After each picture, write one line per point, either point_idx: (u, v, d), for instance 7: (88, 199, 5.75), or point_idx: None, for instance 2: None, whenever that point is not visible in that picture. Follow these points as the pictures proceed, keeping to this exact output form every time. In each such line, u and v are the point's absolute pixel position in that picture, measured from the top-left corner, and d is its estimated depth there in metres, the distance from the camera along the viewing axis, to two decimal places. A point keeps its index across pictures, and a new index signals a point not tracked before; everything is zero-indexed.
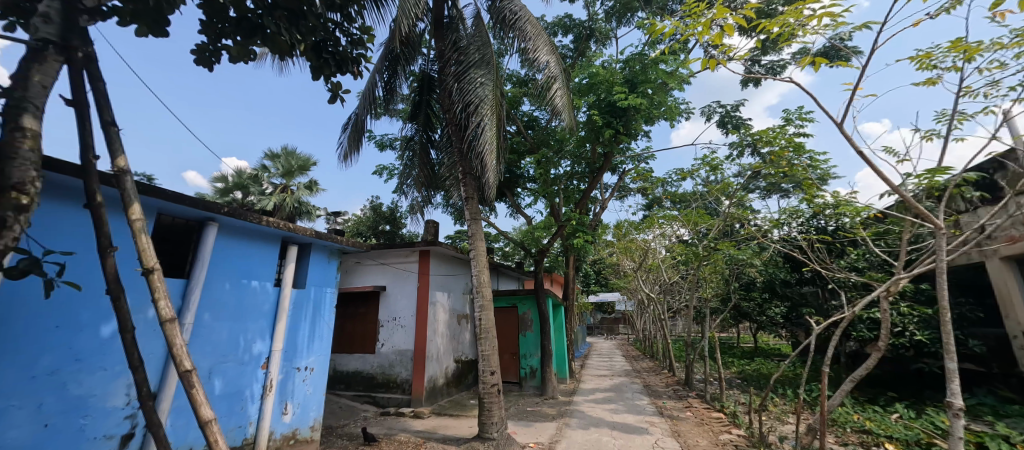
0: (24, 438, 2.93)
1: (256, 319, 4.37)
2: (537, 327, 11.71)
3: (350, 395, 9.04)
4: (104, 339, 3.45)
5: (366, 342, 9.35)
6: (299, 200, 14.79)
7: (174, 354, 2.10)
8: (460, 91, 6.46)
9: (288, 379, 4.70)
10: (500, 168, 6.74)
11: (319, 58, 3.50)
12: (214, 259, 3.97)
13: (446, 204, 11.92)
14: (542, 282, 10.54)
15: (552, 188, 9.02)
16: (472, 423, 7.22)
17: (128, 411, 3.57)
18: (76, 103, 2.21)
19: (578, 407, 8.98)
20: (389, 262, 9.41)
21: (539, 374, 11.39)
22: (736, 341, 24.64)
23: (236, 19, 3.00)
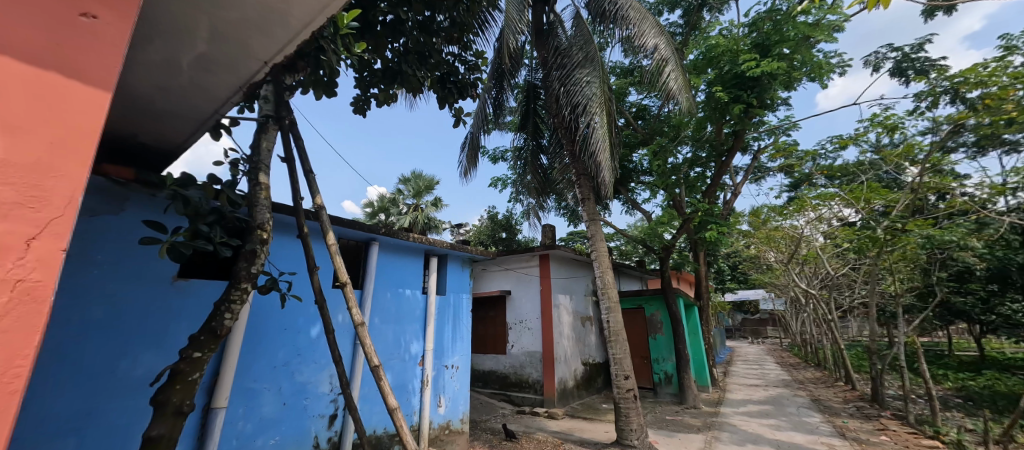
0: (268, 413, 3.64)
1: (411, 322, 5.08)
2: (669, 330, 10.93)
3: (488, 393, 9.76)
4: (313, 337, 4.11)
5: (498, 344, 10.01)
6: (428, 216, 16.76)
7: (367, 351, 2.60)
8: (566, 94, 6.51)
9: (439, 376, 5.32)
10: (615, 164, 6.54)
11: (444, 88, 3.91)
12: (378, 273, 4.77)
13: (558, 207, 12.02)
14: (670, 281, 9.84)
15: (672, 178, 8.38)
16: (609, 428, 7.06)
17: (332, 397, 4.19)
18: (288, 159, 2.91)
19: (727, 419, 8.01)
20: (512, 267, 9.97)
21: (676, 380, 10.58)
22: (949, 348, 18.81)
23: (380, 69, 3.53)
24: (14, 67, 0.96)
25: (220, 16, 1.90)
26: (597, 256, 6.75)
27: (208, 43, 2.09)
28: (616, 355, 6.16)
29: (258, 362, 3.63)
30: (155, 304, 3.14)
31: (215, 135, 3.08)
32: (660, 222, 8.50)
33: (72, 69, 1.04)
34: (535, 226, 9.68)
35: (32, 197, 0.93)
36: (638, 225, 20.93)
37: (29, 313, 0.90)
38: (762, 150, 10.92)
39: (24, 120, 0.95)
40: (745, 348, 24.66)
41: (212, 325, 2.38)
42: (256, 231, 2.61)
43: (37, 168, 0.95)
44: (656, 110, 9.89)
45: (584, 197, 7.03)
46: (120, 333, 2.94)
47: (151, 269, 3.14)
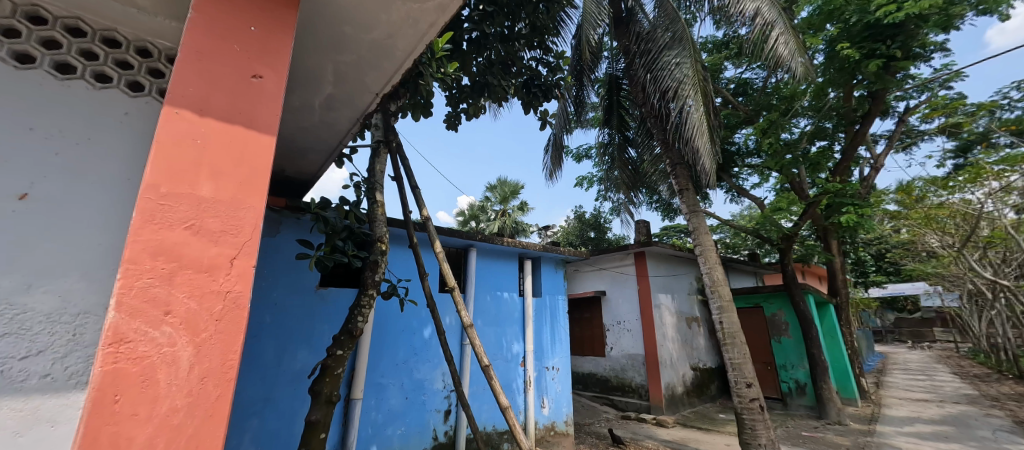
0: (395, 405, 4.08)
1: (511, 324, 5.24)
2: (798, 332, 9.51)
3: (589, 395, 9.58)
4: (427, 338, 4.48)
5: (596, 346, 9.80)
6: (516, 220, 17.23)
7: (477, 351, 2.73)
8: (654, 80, 6.14)
9: (541, 377, 5.38)
10: (716, 148, 5.95)
11: (529, 94, 3.97)
12: (478, 277, 5.04)
13: (650, 201, 11.44)
14: (795, 276, 8.61)
15: (788, 157, 7.34)
16: (730, 441, 6.36)
17: (446, 393, 4.50)
18: (397, 178, 3.27)
19: (887, 439, 6.62)
20: (605, 266, 9.74)
21: (811, 391, 9.16)
22: None
23: (469, 85, 3.72)
24: (217, 126, 1.23)
25: (341, 60, 2.20)
26: (702, 251, 6.21)
27: (334, 85, 2.44)
28: (734, 359, 5.62)
29: (383, 359, 4.10)
30: (305, 310, 3.74)
31: (339, 164, 3.59)
32: (776, 208, 7.48)
33: (251, 121, 1.30)
34: (628, 224, 9.38)
35: (231, 227, 1.18)
36: (745, 214, 18.66)
37: (238, 317, 1.14)
38: (911, 110, 8.91)
39: (224, 166, 1.21)
40: (903, 354, 20.18)
41: (349, 326, 2.75)
42: (376, 243, 2.96)
43: (234, 203, 1.20)
44: (760, 82, 8.78)
45: (681, 188, 6.53)
46: (283, 334, 3.59)
47: (301, 280, 3.76)
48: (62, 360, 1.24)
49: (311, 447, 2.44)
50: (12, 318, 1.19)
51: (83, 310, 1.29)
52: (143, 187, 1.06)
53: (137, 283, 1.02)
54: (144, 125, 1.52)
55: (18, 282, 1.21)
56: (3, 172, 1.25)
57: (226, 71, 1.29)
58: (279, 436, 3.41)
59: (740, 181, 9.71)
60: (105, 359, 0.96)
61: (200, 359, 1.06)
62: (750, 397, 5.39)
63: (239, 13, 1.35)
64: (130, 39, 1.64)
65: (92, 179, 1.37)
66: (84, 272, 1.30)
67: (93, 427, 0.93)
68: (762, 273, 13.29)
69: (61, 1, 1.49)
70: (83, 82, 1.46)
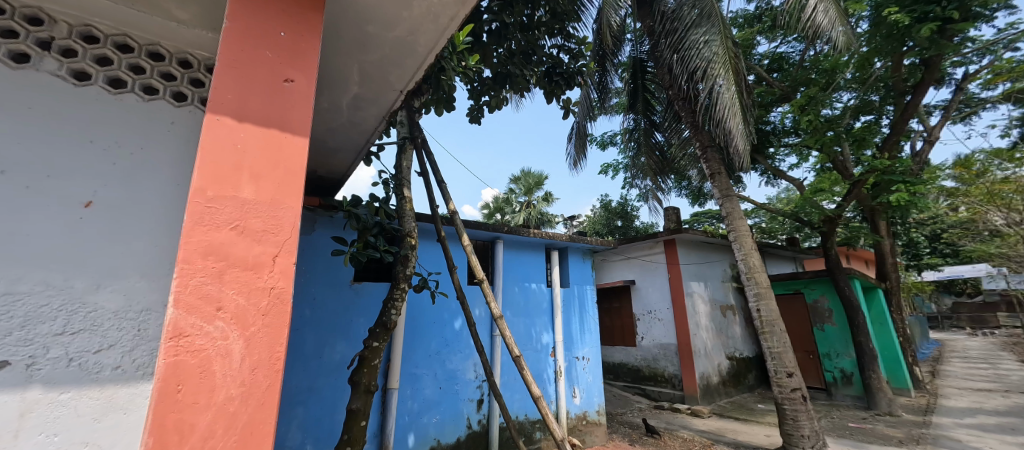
0: (429, 395, 4.20)
1: (540, 314, 5.26)
2: (843, 319, 9.02)
3: (621, 385, 9.50)
4: (458, 330, 4.57)
5: (626, 335, 9.70)
6: (541, 211, 17.20)
7: (507, 342, 2.75)
8: (681, 60, 5.91)
9: (572, 367, 5.38)
10: (750, 128, 5.68)
11: (551, 82, 3.91)
12: (506, 269, 5.08)
13: (679, 187, 11.13)
14: (839, 260, 8.17)
15: (829, 134, 6.90)
16: (770, 433, 6.14)
17: (478, 383, 4.58)
18: (423, 173, 3.33)
19: (946, 432, 6.20)
20: (634, 255, 9.60)
21: (858, 380, 8.71)
22: None
23: (490, 77, 3.71)
24: (255, 130, 1.29)
25: (365, 60, 2.24)
26: (737, 237, 5.97)
27: (359, 85, 2.50)
28: (774, 348, 5.41)
29: (417, 351, 4.23)
30: (342, 303, 3.90)
31: (367, 162, 3.69)
32: (817, 189, 7.07)
33: (285, 124, 1.35)
34: (657, 211, 9.19)
35: (271, 227, 1.24)
36: (782, 197, 17.80)
37: (283, 311, 1.19)
38: (970, 77, 8.16)
39: (263, 169, 1.27)
40: (963, 341, 18.75)
41: (383, 319, 2.84)
42: (406, 238, 3.03)
43: (274, 204, 1.26)
44: (797, 56, 8.31)
45: (712, 172, 6.31)
46: (323, 327, 3.75)
47: (337, 275, 3.92)
48: (130, 353, 1.35)
49: (353, 434, 2.56)
50: (85, 316, 1.31)
51: (145, 307, 1.40)
52: (192, 191, 1.12)
53: (191, 281, 1.09)
54: (188, 133, 1.61)
55: (88, 282, 1.32)
56: (70, 183, 1.36)
57: (260, 77, 1.34)
58: (323, 424, 3.58)
59: (776, 162, 9.26)
60: (167, 352, 1.03)
61: (251, 351, 1.13)
62: (791, 387, 5.19)
63: (270, 20, 1.40)
64: (171, 52, 1.73)
65: (147, 186, 1.47)
66: (145, 273, 1.41)
67: (161, 414, 1.01)
68: (803, 259, 12.68)
69: (110, 20, 1.60)
70: (134, 95, 1.55)
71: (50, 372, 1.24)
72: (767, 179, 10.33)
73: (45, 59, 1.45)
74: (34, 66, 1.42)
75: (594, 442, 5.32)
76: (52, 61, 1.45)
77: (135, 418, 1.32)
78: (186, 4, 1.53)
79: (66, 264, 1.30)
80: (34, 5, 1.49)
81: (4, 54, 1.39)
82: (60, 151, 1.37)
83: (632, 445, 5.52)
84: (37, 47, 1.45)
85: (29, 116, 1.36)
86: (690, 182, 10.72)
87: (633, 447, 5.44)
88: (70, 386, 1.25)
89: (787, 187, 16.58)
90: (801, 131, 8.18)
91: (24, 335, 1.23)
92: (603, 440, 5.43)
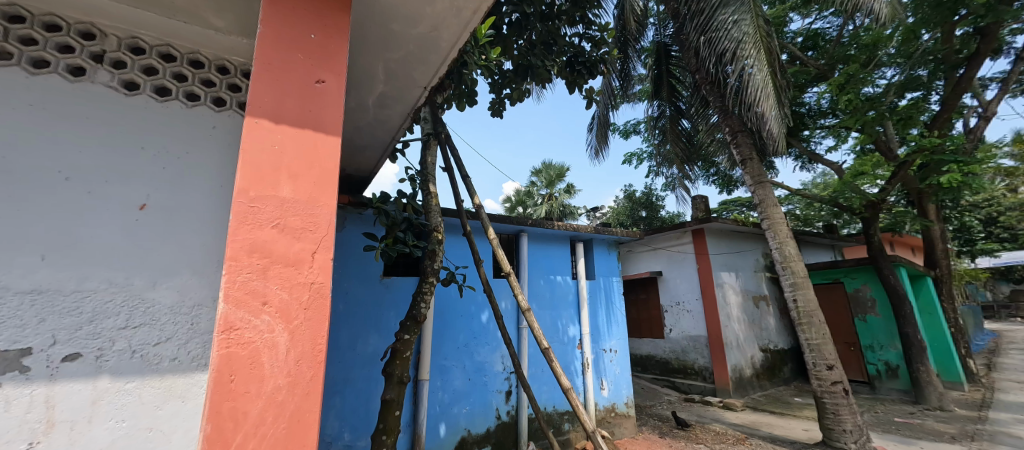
0: (459, 386, 4.28)
1: (566, 307, 5.25)
2: (887, 309, 8.57)
3: (649, 378, 9.40)
4: (485, 322, 4.62)
5: (654, 328, 9.56)
6: (563, 203, 17.10)
7: (536, 334, 2.75)
8: (708, 42, 5.68)
9: (599, 359, 5.36)
10: (784, 111, 5.42)
11: (573, 72, 3.84)
12: (531, 262, 5.09)
13: (707, 174, 10.79)
14: (883, 247, 7.73)
15: (871, 113, 6.49)
16: (809, 427, 5.92)
17: (506, 375, 4.63)
18: (447, 169, 3.37)
19: (1004, 428, 5.81)
20: (661, 246, 9.42)
21: (904, 373, 8.28)
22: None
23: (511, 69, 3.68)
24: (291, 131, 1.33)
25: (390, 58, 2.27)
26: (770, 226, 5.75)
27: (384, 83, 2.54)
28: (812, 340, 5.20)
29: (446, 343, 4.31)
30: (373, 298, 4.02)
31: (393, 159, 3.76)
32: (857, 172, 6.70)
33: (319, 124, 1.39)
34: (683, 200, 8.98)
35: (308, 224, 1.28)
36: (818, 182, 16.94)
37: (323, 305, 1.24)
38: None
39: (300, 168, 1.31)
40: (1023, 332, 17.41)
41: (413, 312, 2.90)
42: (432, 232, 3.07)
43: (311, 202, 1.30)
44: (834, 32, 7.86)
45: (743, 157, 6.08)
46: (356, 321, 3.89)
47: (367, 270, 4.04)
48: (185, 345, 1.44)
49: (388, 424, 2.64)
50: (144, 311, 1.40)
51: (198, 302, 1.48)
52: (236, 192, 1.18)
53: (238, 277, 1.14)
54: (229, 136, 1.68)
55: (146, 280, 1.42)
56: (126, 187, 1.45)
57: (294, 79, 1.38)
58: (359, 414, 3.72)
59: (811, 145, 8.82)
60: (220, 344, 1.09)
61: (295, 344, 1.18)
62: (831, 380, 4.99)
63: (300, 24, 1.43)
64: (210, 59, 1.80)
65: (195, 188, 1.56)
66: (196, 270, 1.50)
67: (216, 402, 1.07)
68: (842, 246, 12.07)
69: (155, 31, 1.68)
70: (178, 102, 1.63)
71: (116, 363, 1.34)
72: (801, 164, 9.86)
73: (99, 72, 1.54)
74: (89, 78, 1.51)
75: (623, 434, 5.31)
76: (105, 73, 1.54)
77: (192, 406, 1.41)
78: (223, 11, 1.60)
79: (127, 263, 1.40)
80: (87, 20, 1.59)
81: (63, 68, 1.49)
82: (116, 157, 1.46)
83: (662, 437, 5.46)
84: (92, 60, 1.55)
85: (88, 126, 1.45)
86: (718, 168, 10.37)
87: (663, 439, 5.38)
88: (133, 376, 1.35)
89: (823, 171, 15.75)
90: (839, 111, 7.75)
91: (93, 329, 1.33)
92: (632, 432, 5.40)
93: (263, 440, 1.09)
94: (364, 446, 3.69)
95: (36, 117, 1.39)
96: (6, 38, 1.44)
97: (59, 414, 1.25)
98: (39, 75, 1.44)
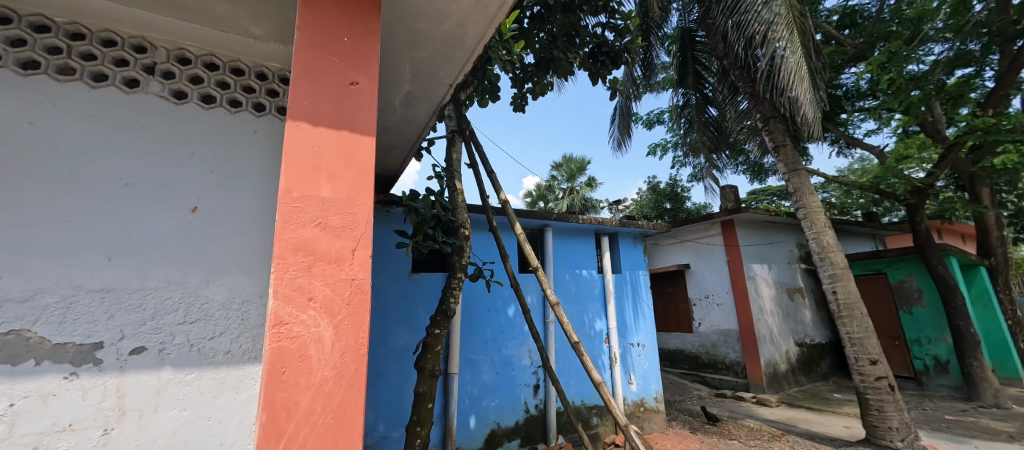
0: (487, 380, 4.34)
1: (592, 301, 5.22)
2: (936, 301, 8.10)
3: (677, 373, 9.25)
4: (511, 317, 4.66)
5: (682, 321, 9.39)
6: (585, 197, 16.95)
7: (565, 328, 2.73)
8: (737, 26, 5.50)
9: (627, 354, 5.31)
10: (819, 93, 5.15)
11: (596, 63, 3.74)
12: (557, 256, 5.09)
13: (736, 163, 10.47)
14: (931, 236, 7.28)
15: (916, 93, 6.10)
16: (850, 424, 5.67)
17: (534, 369, 4.66)
18: (473, 165, 3.40)
19: None
20: (688, 238, 9.22)
21: (955, 369, 7.82)
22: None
23: (533, 63, 3.67)
24: (329, 133, 1.37)
25: (416, 57, 2.29)
26: (807, 215, 5.52)
27: (411, 82, 2.58)
28: (853, 334, 4.97)
29: (474, 337, 4.38)
30: (403, 293, 4.12)
31: (419, 158, 3.83)
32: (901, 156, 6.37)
33: (354, 124, 1.42)
34: (712, 191, 8.76)
35: (346, 224, 1.32)
36: (856, 168, 16.09)
37: (365, 301, 1.28)
38: None
39: (338, 168, 1.35)
40: None
41: (443, 307, 2.96)
42: (460, 229, 3.12)
43: (350, 201, 1.34)
44: (874, 8, 7.42)
45: (776, 144, 5.87)
46: (387, 316, 4.00)
47: (397, 267, 4.15)
48: (237, 339, 1.52)
49: (422, 416, 2.71)
50: (199, 307, 1.48)
51: (246, 298, 1.56)
52: (281, 193, 1.23)
53: (286, 274, 1.20)
54: (270, 140, 1.75)
55: (200, 278, 1.50)
56: (179, 191, 1.54)
57: (329, 82, 1.42)
58: (393, 406, 3.84)
59: (849, 129, 8.39)
60: (271, 338, 1.14)
61: (340, 337, 1.23)
62: (875, 375, 4.76)
63: (333, 27, 1.47)
64: (250, 66, 1.87)
65: (240, 191, 1.63)
66: (243, 268, 1.58)
67: (270, 392, 1.12)
68: (883, 235, 11.45)
69: (199, 42, 1.77)
70: (222, 109, 1.71)
71: (177, 356, 1.43)
72: (838, 149, 9.38)
73: (151, 83, 1.63)
74: (142, 89, 1.61)
75: (653, 429, 5.26)
76: (156, 84, 1.64)
77: (245, 396, 1.49)
78: (260, 19, 1.66)
79: (182, 261, 1.49)
80: (138, 35, 1.69)
81: (119, 81, 1.58)
82: (168, 164, 1.55)
83: (694, 433, 5.37)
84: (144, 72, 1.64)
85: (143, 134, 1.55)
86: (748, 157, 10.05)
87: (695, 435, 5.29)
88: (193, 368, 1.44)
89: (862, 157, 14.94)
90: (880, 92, 7.32)
91: (155, 324, 1.42)
92: (662, 427, 5.34)
93: (313, 429, 1.14)
94: (399, 436, 3.80)
95: (97, 129, 1.49)
96: (69, 54, 1.55)
97: (129, 404, 1.35)
98: (99, 87, 1.54)
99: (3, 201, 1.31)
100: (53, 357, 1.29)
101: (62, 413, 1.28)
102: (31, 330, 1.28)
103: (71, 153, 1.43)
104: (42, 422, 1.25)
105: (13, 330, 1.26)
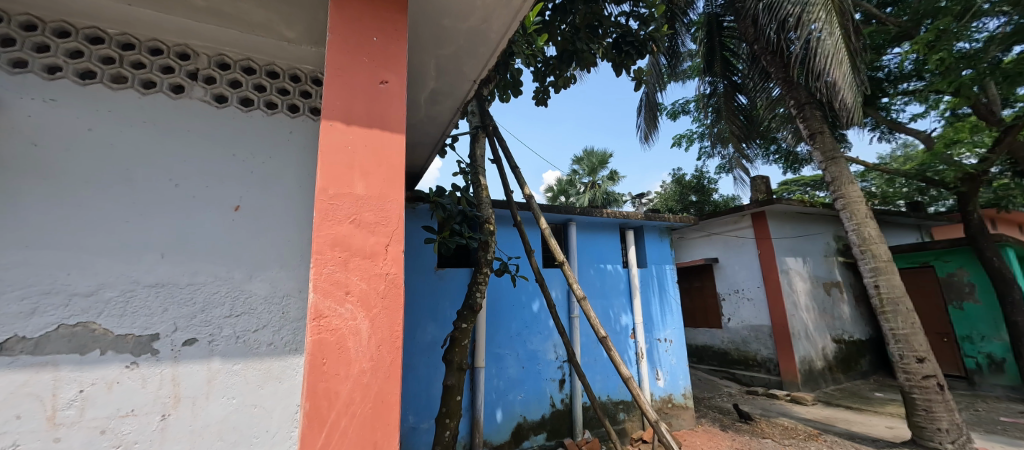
0: (513, 374, 4.38)
1: (617, 296, 5.16)
2: (990, 296, 7.60)
3: (706, 369, 9.05)
4: (536, 311, 4.67)
5: (710, 317, 9.17)
6: (607, 191, 16.72)
7: (592, 322, 2.69)
8: (768, 9, 5.30)
9: (653, 349, 5.23)
10: (860, 75, 4.87)
11: (620, 53, 3.65)
12: (581, 250, 5.05)
13: (767, 153, 10.08)
14: (984, 225, 6.81)
15: (967, 72, 5.67)
16: (894, 425, 5.40)
17: (559, 363, 4.65)
18: (497, 160, 3.42)
19: None
20: (716, 231, 9.00)
21: (1012, 367, 7.31)
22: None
23: (555, 56, 3.64)
24: (361, 131, 1.41)
25: (441, 54, 2.31)
26: (845, 205, 5.27)
27: (436, 79, 2.60)
28: (898, 330, 4.72)
29: (499, 331, 4.42)
30: (430, 288, 4.21)
31: (443, 154, 3.87)
32: (951, 141, 6.15)
33: (384, 123, 1.45)
34: (741, 181, 8.48)
35: (379, 221, 1.35)
36: (900, 154, 15.11)
37: (398, 294, 1.32)
38: None
39: (371, 166, 1.39)
40: None
41: (470, 301, 2.99)
42: (485, 224, 3.15)
43: (382, 198, 1.37)
44: None
45: (812, 131, 5.60)
46: (417, 310, 4.11)
47: (424, 263, 4.23)
48: (279, 331, 1.58)
49: (450, 408, 2.76)
50: (244, 301, 1.56)
51: (287, 292, 1.63)
52: (318, 191, 1.27)
53: (326, 269, 1.24)
54: (305, 140, 1.81)
55: (243, 273, 1.58)
56: (223, 190, 1.62)
57: (360, 83, 1.45)
58: (422, 397, 3.93)
59: (891, 113, 7.93)
60: (312, 330, 1.19)
61: (376, 330, 1.27)
62: (922, 373, 4.50)
63: (363, 28, 1.50)
64: (284, 69, 1.93)
65: (279, 190, 1.70)
66: (283, 264, 1.64)
67: (312, 382, 1.17)
68: (929, 225, 10.77)
69: (238, 48, 1.84)
70: (260, 111, 1.77)
71: (225, 347, 1.50)
72: (879, 135, 8.86)
73: (195, 89, 1.71)
74: (188, 95, 1.69)
75: (681, 425, 5.17)
76: (200, 89, 1.71)
77: (288, 386, 1.56)
78: (292, 22, 1.72)
79: (228, 258, 1.56)
80: (182, 43, 1.77)
81: (166, 87, 1.67)
82: (215, 164, 1.63)
83: (724, 431, 5.25)
84: (188, 79, 1.73)
85: (189, 136, 1.63)
86: (780, 145, 9.66)
87: (725, 433, 5.17)
88: (239, 359, 1.51)
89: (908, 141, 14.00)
90: (927, 73, 6.87)
91: (204, 317, 1.50)
92: (691, 424, 5.23)
93: (353, 418, 1.19)
94: (428, 428, 3.90)
95: (149, 133, 1.58)
96: (122, 64, 1.65)
97: (183, 392, 1.43)
98: (149, 94, 1.63)
99: (68, 202, 1.41)
100: (116, 348, 1.39)
101: (125, 399, 1.37)
102: (96, 322, 1.38)
103: (127, 156, 1.52)
104: (108, 407, 1.35)
105: (81, 322, 1.36)
